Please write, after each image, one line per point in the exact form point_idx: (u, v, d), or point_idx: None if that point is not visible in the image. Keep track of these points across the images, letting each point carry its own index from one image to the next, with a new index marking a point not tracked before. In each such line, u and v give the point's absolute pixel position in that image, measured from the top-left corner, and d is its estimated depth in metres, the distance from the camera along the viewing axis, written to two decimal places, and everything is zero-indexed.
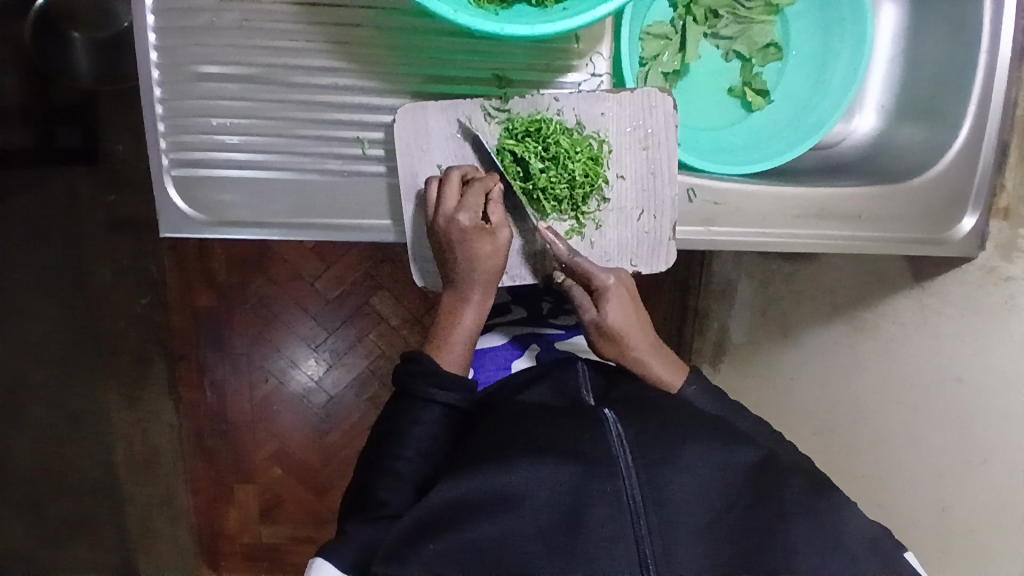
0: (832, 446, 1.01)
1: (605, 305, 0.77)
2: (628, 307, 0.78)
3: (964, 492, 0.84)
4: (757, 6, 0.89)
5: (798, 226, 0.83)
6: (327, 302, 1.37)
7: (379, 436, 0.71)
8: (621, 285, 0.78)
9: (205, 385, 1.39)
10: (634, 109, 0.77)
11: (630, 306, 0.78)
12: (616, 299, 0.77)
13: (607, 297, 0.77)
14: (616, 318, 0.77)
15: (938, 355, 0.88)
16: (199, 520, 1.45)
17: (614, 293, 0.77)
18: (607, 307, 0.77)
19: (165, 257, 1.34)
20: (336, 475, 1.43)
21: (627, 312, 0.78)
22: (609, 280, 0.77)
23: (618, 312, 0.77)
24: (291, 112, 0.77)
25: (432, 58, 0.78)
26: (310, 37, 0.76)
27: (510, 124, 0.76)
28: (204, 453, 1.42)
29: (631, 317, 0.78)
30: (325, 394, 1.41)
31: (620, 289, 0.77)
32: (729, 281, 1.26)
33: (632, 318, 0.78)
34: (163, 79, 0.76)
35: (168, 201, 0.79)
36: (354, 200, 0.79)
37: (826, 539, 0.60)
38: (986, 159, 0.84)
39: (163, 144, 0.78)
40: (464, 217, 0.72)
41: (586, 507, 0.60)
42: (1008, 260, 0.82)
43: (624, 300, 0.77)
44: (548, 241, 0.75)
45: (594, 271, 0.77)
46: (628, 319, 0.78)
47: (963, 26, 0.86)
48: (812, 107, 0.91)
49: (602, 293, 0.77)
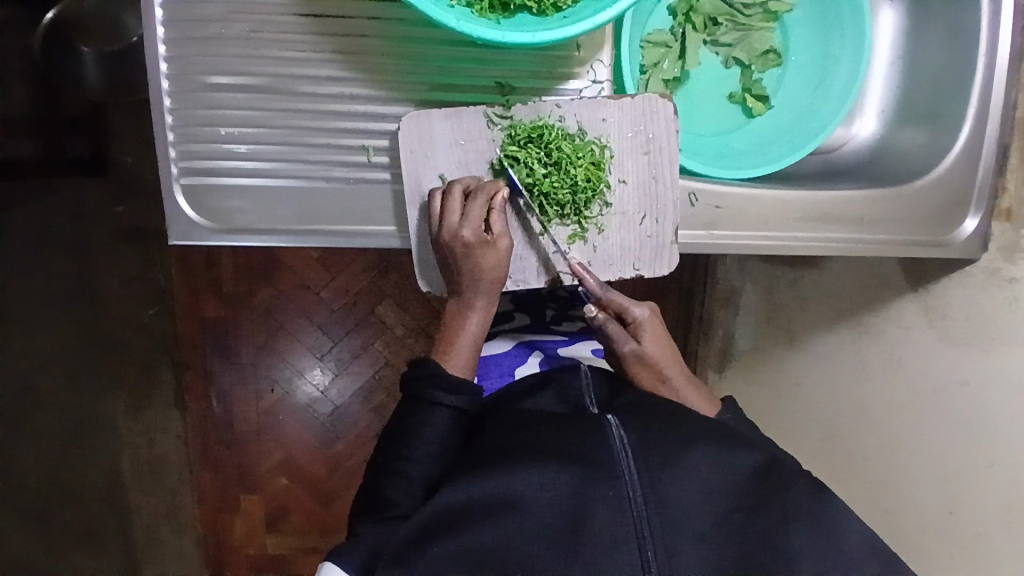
0: (841, 449, 1.01)
1: (642, 336, 0.78)
2: (662, 338, 0.79)
3: (971, 493, 0.84)
4: (756, 14, 0.90)
5: (800, 229, 0.84)
6: (333, 311, 1.38)
7: (387, 439, 0.72)
8: (653, 317, 0.79)
9: (211, 395, 1.40)
10: (635, 114, 0.78)
11: (664, 338, 0.79)
12: (651, 330, 0.78)
13: (643, 328, 0.78)
14: (654, 349, 0.78)
15: (943, 357, 0.88)
16: (203, 531, 1.46)
17: (649, 325, 0.79)
18: (644, 338, 0.78)
19: (173, 269, 1.35)
20: (341, 485, 1.43)
21: (662, 343, 0.79)
22: (643, 312, 0.79)
23: (655, 343, 0.78)
24: (299, 121, 0.79)
25: (436, 67, 0.79)
26: (316, 47, 0.77)
27: (513, 129, 0.78)
28: (210, 463, 1.42)
29: (666, 348, 0.79)
30: (331, 404, 1.42)
31: (653, 321, 0.79)
32: (733, 288, 1.26)
33: (667, 349, 0.79)
34: (172, 89, 0.78)
35: (177, 209, 0.80)
36: (360, 206, 0.80)
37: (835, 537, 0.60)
38: (986, 163, 0.85)
39: (173, 153, 0.79)
40: (468, 232, 0.73)
41: (588, 512, 0.60)
42: (1011, 262, 0.82)
43: (658, 331, 0.79)
44: (582, 277, 0.77)
45: (629, 305, 0.79)
46: (664, 349, 0.79)
47: (961, 31, 0.87)
48: (812, 111, 0.92)
49: (638, 325, 0.78)
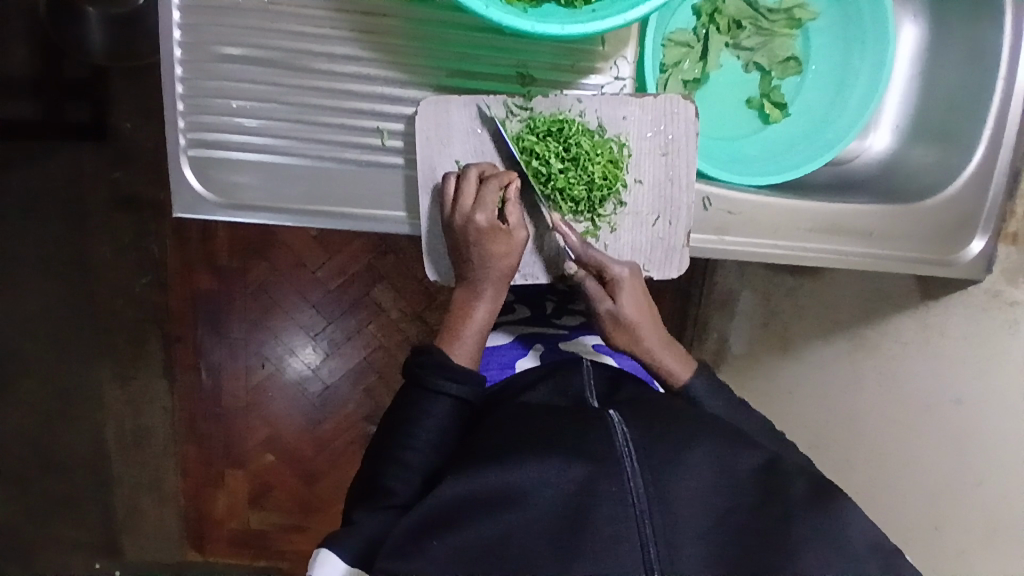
0: (830, 460, 1.01)
1: (619, 296, 0.76)
2: (641, 299, 0.77)
3: (959, 510, 0.85)
4: (780, 20, 0.90)
5: (809, 239, 0.84)
6: (327, 291, 1.36)
7: (388, 427, 0.71)
8: (633, 276, 0.77)
9: (202, 366, 1.37)
10: (656, 114, 0.78)
11: (642, 296, 0.78)
12: (630, 290, 0.76)
13: (622, 288, 0.76)
14: (630, 309, 0.76)
15: (940, 375, 0.88)
16: (186, 503, 1.43)
17: (628, 284, 0.77)
18: (621, 298, 0.76)
19: (167, 239, 1.32)
20: (328, 465, 1.42)
21: (640, 304, 0.77)
22: (623, 271, 0.76)
23: (632, 303, 0.76)
24: (314, 99, 0.78)
25: (458, 52, 0.77)
26: (336, 24, 0.76)
27: (532, 122, 0.76)
28: (197, 438, 1.40)
29: (643, 309, 0.77)
30: (320, 383, 1.40)
31: (633, 280, 0.77)
32: (730, 292, 1.25)
33: (645, 309, 0.77)
34: (185, 58, 0.76)
35: (183, 182, 0.79)
36: (372, 189, 0.79)
37: (839, 549, 0.58)
38: (997, 186, 0.86)
39: (182, 123, 0.78)
40: (480, 217, 0.73)
41: (591, 508, 0.59)
42: (1013, 285, 0.83)
43: (637, 292, 0.77)
44: (563, 233, 0.75)
45: (609, 263, 0.76)
46: (641, 309, 0.77)
47: (982, 50, 0.87)
48: (829, 123, 0.91)
49: (616, 284, 0.76)
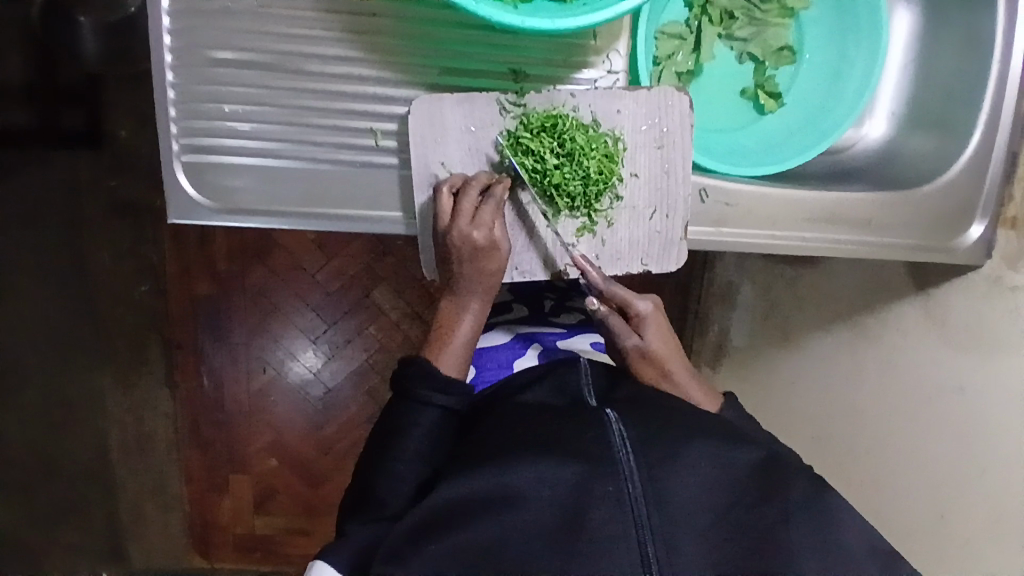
0: (834, 452, 1.00)
1: (645, 331, 0.77)
2: (664, 333, 0.78)
3: (962, 498, 0.85)
4: (772, 9, 0.89)
5: (807, 230, 0.84)
6: (326, 294, 1.36)
7: (379, 437, 0.70)
8: (656, 311, 0.78)
9: (202, 372, 1.37)
10: (650, 108, 0.78)
11: (665, 331, 0.78)
12: (655, 324, 0.77)
13: (647, 322, 0.77)
14: (656, 343, 0.77)
15: (943, 364, 0.88)
16: (191, 510, 1.43)
17: (652, 318, 0.77)
18: (648, 333, 0.77)
19: (165, 246, 1.33)
20: (332, 468, 1.42)
21: (664, 337, 0.78)
22: (647, 306, 0.77)
23: (658, 337, 0.77)
24: (307, 100, 0.77)
25: (450, 51, 0.77)
26: (327, 25, 0.76)
27: (525, 118, 0.76)
28: (200, 443, 1.40)
29: (667, 343, 0.78)
30: (322, 387, 1.40)
31: (656, 315, 0.78)
32: (730, 284, 1.25)
33: (669, 342, 0.78)
34: (175, 63, 0.76)
35: (178, 187, 0.79)
36: (367, 190, 0.79)
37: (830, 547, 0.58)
38: (994, 171, 0.86)
39: (174, 129, 0.77)
40: (478, 234, 0.73)
41: (587, 509, 0.58)
42: (1014, 269, 0.82)
43: (661, 326, 0.78)
44: (585, 270, 0.77)
45: (633, 298, 0.77)
46: (666, 343, 0.78)
47: (977, 35, 0.87)
48: (825, 113, 0.91)
49: (641, 320, 0.77)
